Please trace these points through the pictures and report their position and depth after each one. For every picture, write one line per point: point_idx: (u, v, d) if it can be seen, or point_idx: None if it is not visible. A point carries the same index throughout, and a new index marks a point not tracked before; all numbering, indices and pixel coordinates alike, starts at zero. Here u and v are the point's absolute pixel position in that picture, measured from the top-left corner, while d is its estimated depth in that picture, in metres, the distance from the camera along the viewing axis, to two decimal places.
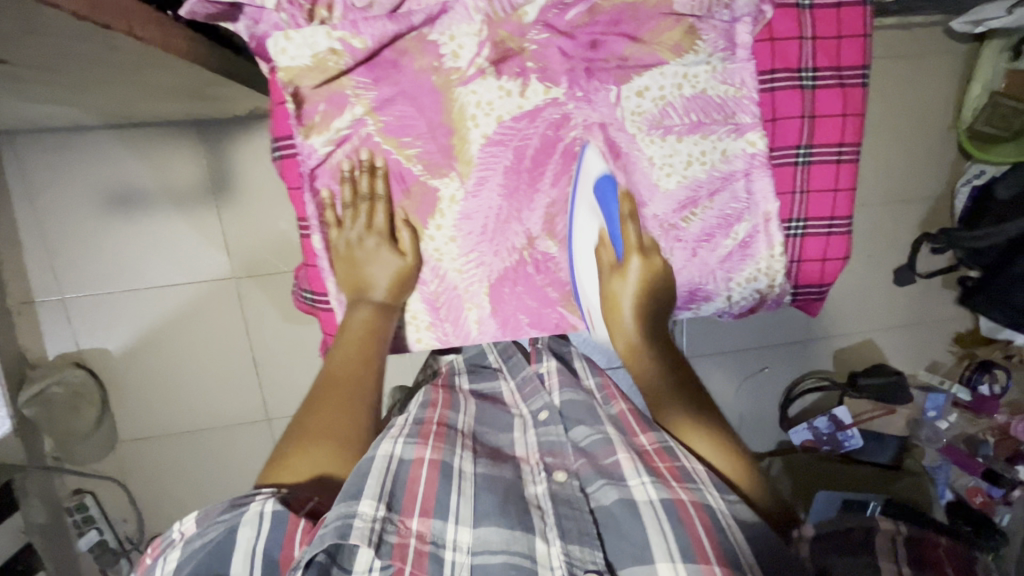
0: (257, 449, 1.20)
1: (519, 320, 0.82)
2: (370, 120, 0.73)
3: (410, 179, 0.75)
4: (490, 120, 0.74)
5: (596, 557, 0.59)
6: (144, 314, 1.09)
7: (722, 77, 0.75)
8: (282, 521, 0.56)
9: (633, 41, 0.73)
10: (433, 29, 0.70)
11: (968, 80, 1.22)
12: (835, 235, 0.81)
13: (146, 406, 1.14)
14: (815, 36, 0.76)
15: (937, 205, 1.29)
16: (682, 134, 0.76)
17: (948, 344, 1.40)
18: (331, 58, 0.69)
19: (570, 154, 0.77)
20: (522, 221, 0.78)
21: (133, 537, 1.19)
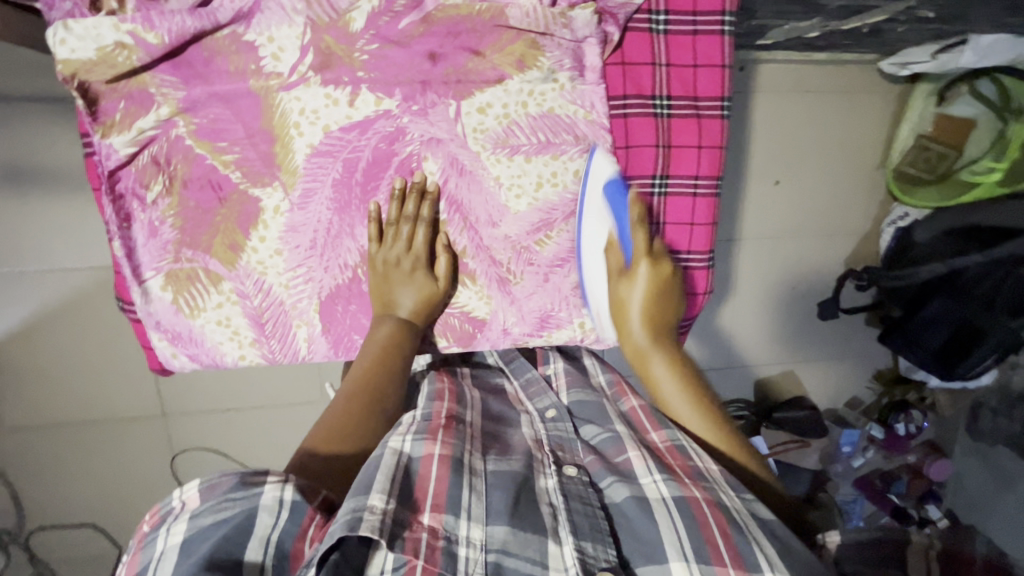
0: (151, 445, 1.15)
1: (353, 340, 0.78)
2: (180, 122, 0.69)
3: (228, 187, 0.71)
4: (316, 129, 0.71)
5: (608, 554, 0.55)
6: (28, 299, 1.04)
7: (571, 96, 0.74)
8: (301, 514, 0.50)
9: (475, 55, 0.72)
10: (249, 28, 0.68)
11: (898, 122, 1.23)
12: (693, 270, 0.81)
13: (28, 395, 1.09)
14: (668, 63, 0.76)
15: (863, 242, 1.30)
16: (531, 154, 0.75)
17: (868, 381, 1.40)
18: (120, 52, 0.65)
19: (406, 168, 0.74)
20: (354, 236, 0.75)
21: (11, 530, 1.14)
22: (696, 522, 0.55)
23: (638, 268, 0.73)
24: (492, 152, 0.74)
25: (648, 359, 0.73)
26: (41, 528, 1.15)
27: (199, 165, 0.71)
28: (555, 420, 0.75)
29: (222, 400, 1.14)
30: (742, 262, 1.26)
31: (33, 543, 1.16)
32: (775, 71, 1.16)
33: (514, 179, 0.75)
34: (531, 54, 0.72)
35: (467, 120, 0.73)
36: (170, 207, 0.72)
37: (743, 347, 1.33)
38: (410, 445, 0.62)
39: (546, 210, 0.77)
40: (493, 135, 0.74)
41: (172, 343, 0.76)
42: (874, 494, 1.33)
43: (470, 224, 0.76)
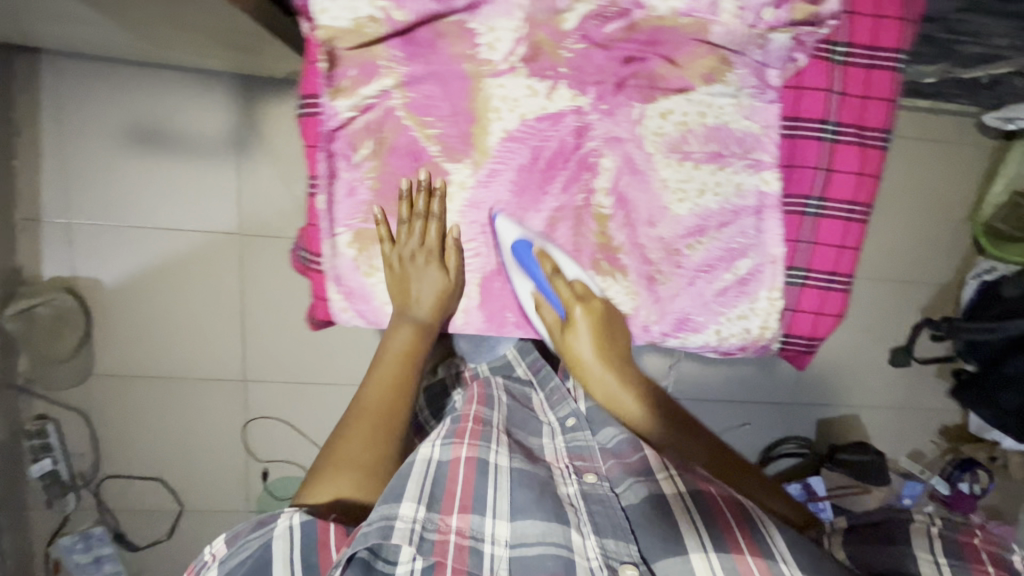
0: (226, 407, 1.19)
1: (506, 318, 0.76)
2: (396, 94, 0.68)
3: (424, 159, 0.71)
4: (513, 116, 0.69)
5: (630, 550, 0.54)
6: (142, 253, 1.10)
7: (746, 113, 0.70)
8: (312, 534, 0.53)
9: (668, 62, 0.68)
10: (473, 17, 0.66)
11: (991, 176, 1.23)
12: (835, 291, 0.74)
13: (125, 343, 1.13)
14: (843, 91, 0.69)
15: (944, 292, 1.28)
16: (700, 161, 0.71)
17: (933, 436, 1.37)
18: (369, 25, 0.65)
19: (585, 164, 0.71)
20: (525, 219, 0.72)
21: (85, 473, 1.19)
22: (714, 513, 0.56)
23: (573, 315, 0.70)
24: (664, 156, 0.71)
25: (587, 370, 0.71)
26: (112, 475, 1.19)
27: (403, 135, 0.70)
28: (575, 428, 0.71)
29: (302, 372, 1.18)
30: None
31: (103, 489, 1.20)
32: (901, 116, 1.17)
33: (680, 183, 0.71)
34: (721, 70, 0.68)
35: (648, 123, 0.70)
36: (372, 169, 0.71)
37: (808, 384, 1.32)
38: (439, 451, 0.62)
39: (703, 217, 0.72)
40: (669, 140, 0.70)
41: (347, 298, 0.74)
42: None
43: (630, 222, 0.73)
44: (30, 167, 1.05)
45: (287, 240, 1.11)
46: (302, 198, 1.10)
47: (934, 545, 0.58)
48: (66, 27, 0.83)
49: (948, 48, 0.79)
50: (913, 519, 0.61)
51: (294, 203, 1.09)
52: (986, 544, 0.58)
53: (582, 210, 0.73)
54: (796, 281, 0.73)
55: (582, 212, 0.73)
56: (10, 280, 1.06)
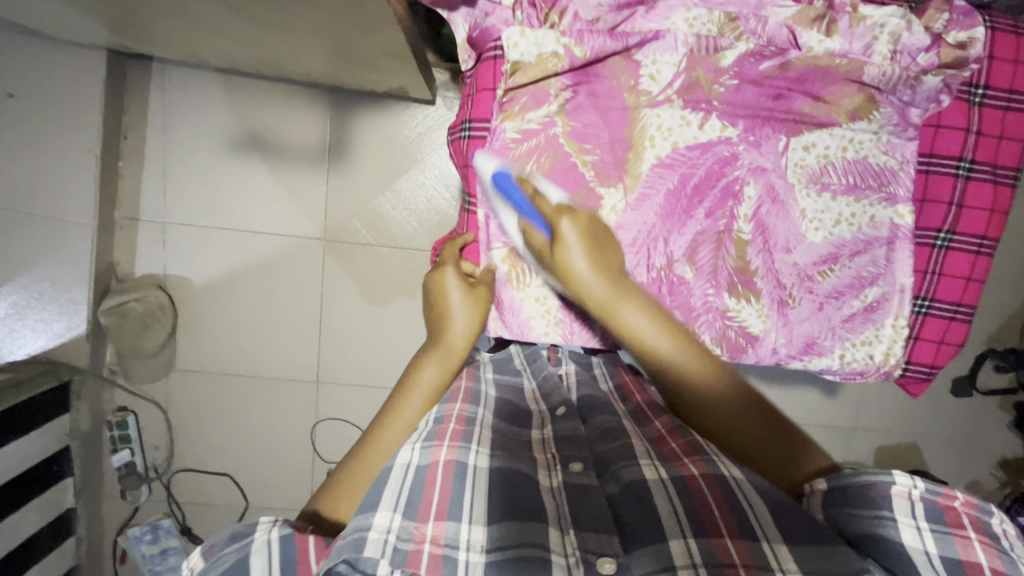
0: (298, 408, 1.22)
1: None
2: (559, 122, 0.58)
3: (579, 183, 0.58)
4: (667, 144, 0.58)
5: (613, 546, 0.47)
6: (230, 255, 1.15)
7: (885, 148, 0.60)
8: (293, 546, 0.46)
9: (816, 100, 0.59)
10: (641, 51, 0.57)
11: None
12: (959, 321, 0.67)
13: (208, 339, 1.18)
14: (982, 129, 0.63)
15: (1009, 324, 1.29)
16: (838, 193, 0.60)
17: (993, 469, 1.36)
18: (551, 61, 0.56)
19: (730, 194, 0.59)
20: (667, 243, 0.59)
21: (159, 466, 1.22)
22: (696, 510, 0.47)
23: (560, 232, 0.54)
24: (804, 188, 0.59)
25: (615, 313, 0.56)
26: (183, 469, 1.22)
27: (562, 160, 0.59)
28: (566, 417, 0.63)
29: (373, 377, 1.21)
30: None
31: (174, 482, 1.23)
32: None
33: (818, 213, 0.60)
34: (867, 109, 0.59)
35: (791, 154, 0.59)
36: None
37: (870, 409, 1.33)
38: (419, 454, 0.51)
39: (838, 245, 0.60)
40: (809, 171, 0.59)
41: (495, 307, 0.72)
42: None
43: (769, 249, 0.60)
44: (134, 169, 1.11)
45: (367, 247, 1.15)
46: (387, 209, 1.13)
47: (914, 509, 0.44)
48: (189, 40, 0.87)
49: None
50: (895, 481, 0.45)
51: (380, 214, 1.13)
52: (966, 506, 0.44)
53: (722, 235, 0.59)
54: (920, 310, 0.66)
55: (724, 237, 0.59)
56: (107, 276, 1.11)
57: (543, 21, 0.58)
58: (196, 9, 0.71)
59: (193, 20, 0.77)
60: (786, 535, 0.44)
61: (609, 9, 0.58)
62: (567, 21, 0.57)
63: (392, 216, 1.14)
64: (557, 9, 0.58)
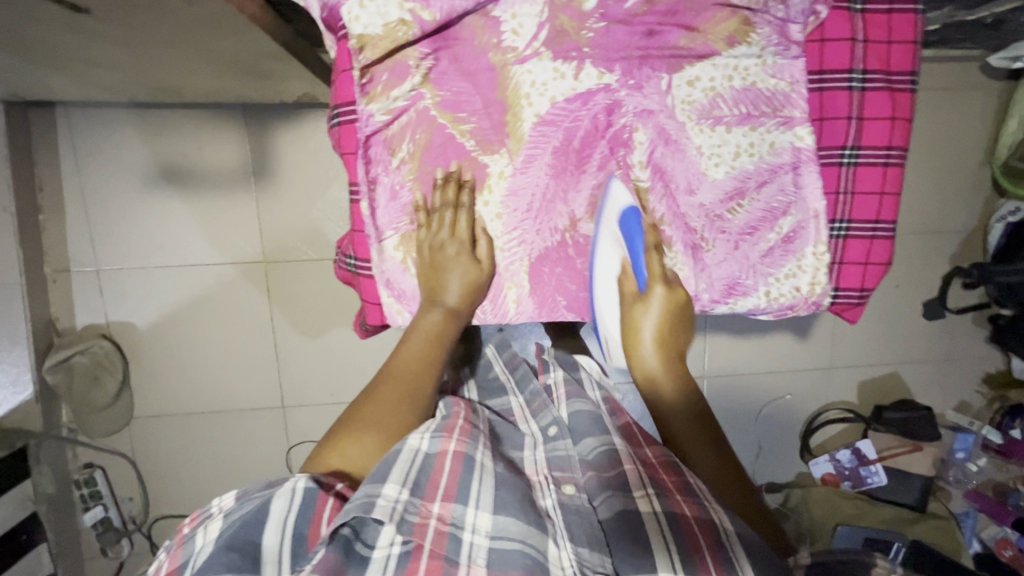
0: (270, 436, 1.19)
1: (557, 302, 0.67)
2: (427, 93, 0.61)
3: (459, 154, 0.63)
4: (544, 100, 0.61)
5: (603, 561, 0.55)
6: (173, 292, 1.12)
7: (772, 71, 0.63)
8: (313, 500, 0.52)
9: (689, 31, 0.61)
10: (497, 5, 0.59)
11: (1002, 117, 1.22)
12: (881, 239, 0.68)
13: (164, 381, 1.15)
14: (866, 38, 0.64)
15: (970, 238, 1.28)
16: (731, 124, 0.63)
17: (976, 385, 1.36)
18: (400, 28, 0.59)
19: (619, 141, 0.64)
20: (567, 202, 0.65)
21: (136, 517, 1.18)
22: (686, 541, 0.54)
23: (653, 292, 0.64)
24: (696, 124, 0.63)
25: (658, 385, 0.66)
26: (162, 517, 1.19)
27: (439, 134, 0.63)
28: (556, 438, 0.73)
29: (340, 393, 1.19)
30: None
31: (155, 532, 1.20)
32: None
33: (714, 148, 0.64)
34: (743, 32, 0.62)
35: (676, 93, 0.62)
36: (410, 172, 0.64)
37: (846, 346, 1.31)
38: (428, 443, 0.60)
39: (742, 178, 0.64)
40: (698, 106, 0.63)
41: (398, 300, 0.68)
42: (991, 507, 1.26)
43: (670, 193, 0.65)
44: (57, 221, 1.07)
45: (310, 262, 1.12)
46: (323, 220, 1.11)
47: None
48: (80, 76, 0.84)
49: None
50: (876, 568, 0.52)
51: (316, 226, 1.11)
52: None
53: (622, 185, 0.65)
54: (843, 232, 0.68)
55: (623, 188, 0.65)
56: (47, 332, 1.08)
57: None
58: (68, 41, 0.68)
59: (75, 55, 0.74)
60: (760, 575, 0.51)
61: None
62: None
63: (329, 228, 1.11)
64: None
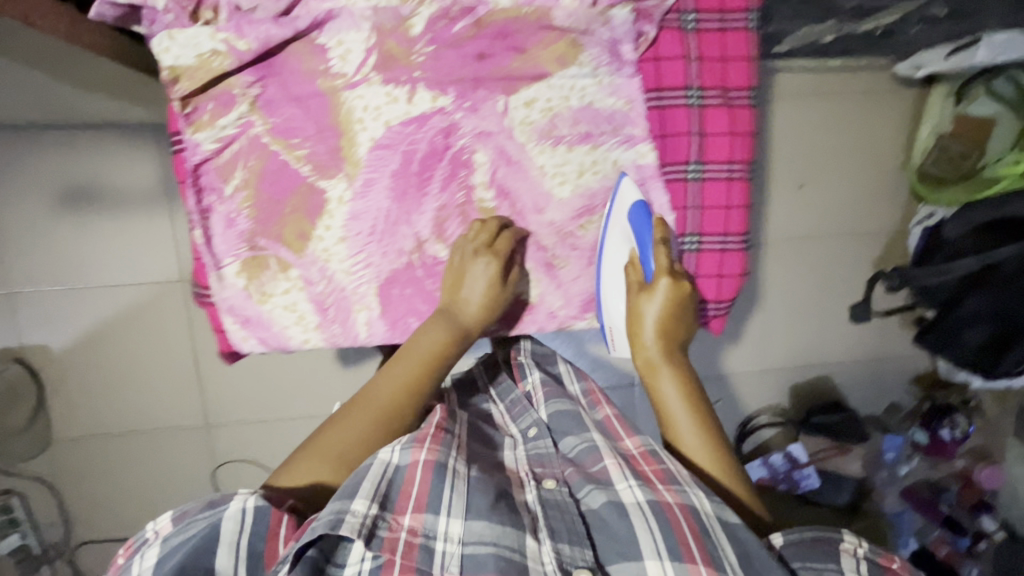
0: (194, 457, 1.18)
1: (408, 325, 0.76)
2: (257, 120, 0.71)
3: (297, 180, 0.72)
4: (379, 124, 0.71)
5: (585, 554, 0.58)
6: (89, 313, 1.10)
7: (609, 91, 0.74)
8: (265, 517, 0.55)
9: (519, 54, 0.72)
10: (321, 34, 0.69)
11: (917, 123, 1.24)
12: (730, 251, 0.79)
13: (83, 404, 1.13)
14: (701, 57, 0.74)
15: (892, 242, 1.30)
16: (574, 143, 0.75)
17: (907, 385, 1.37)
18: (214, 58, 0.68)
19: (458, 162, 0.74)
20: (412, 223, 0.75)
21: (57, 544, 1.17)
22: (672, 535, 0.56)
23: (659, 284, 0.71)
24: (537, 143, 0.74)
25: (659, 374, 0.70)
26: (85, 542, 1.17)
27: (272, 161, 0.72)
28: (536, 438, 0.75)
29: (264, 411, 1.18)
30: (769, 265, 1.27)
31: (78, 556, 1.18)
32: (815, 77, 1.19)
33: (558, 167, 0.75)
34: (572, 53, 0.72)
35: (514, 114, 0.73)
36: (245, 200, 0.72)
37: (777, 350, 1.32)
38: (398, 456, 0.61)
39: (589, 196, 0.77)
40: (539, 127, 0.74)
41: (243, 327, 0.75)
42: (922, 503, 1.30)
43: (519, 211, 0.77)
44: None
45: None
46: None
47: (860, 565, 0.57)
48: None
49: None
50: (845, 539, 0.60)
51: None
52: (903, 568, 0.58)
53: (465, 207, 0.76)
54: (696, 244, 0.79)
55: (466, 208, 0.76)
56: None
57: (197, 18, 0.67)
58: None
59: None
60: (743, 564, 0.55)
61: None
62: (223, 16, 0.68)
63: None
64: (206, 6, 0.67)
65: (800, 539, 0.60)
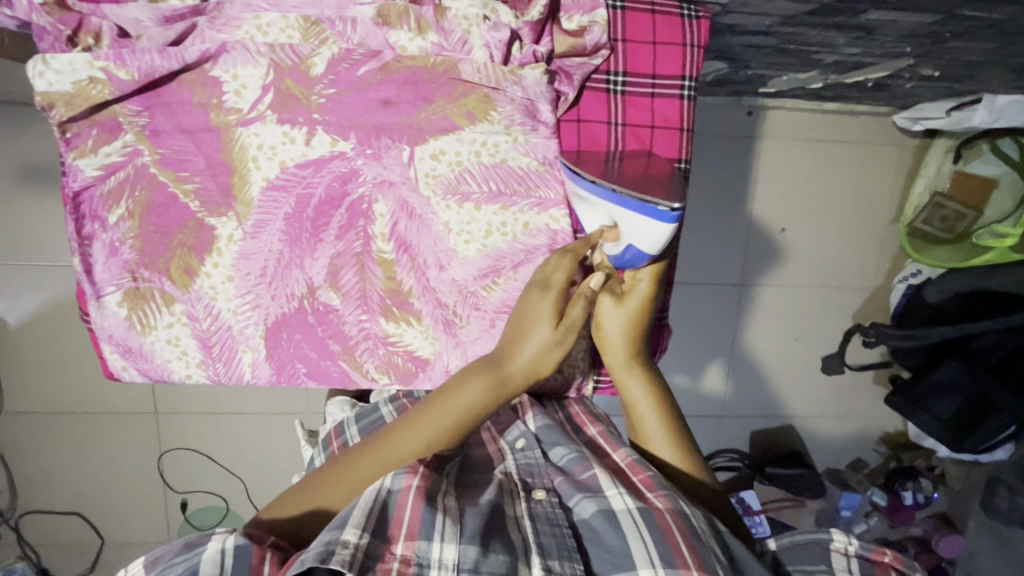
0: (142, 441, 1.19)
1: (296, 370, 0.66)
2: (144, 150, 0.60)
3: (186, 215, 0.62)
4: (273, 164, 0.60)
5: (576, 570, 0.52)
6: (46, 292, 1.10)
7: (523, 149, 0.62)
8: (247, 560, 0.49)
9: (425, 104, 0.59)
10: (215, 67, 0.58)
11: (914, 177, 1.19)
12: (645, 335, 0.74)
13: (36, 379, 1.14)
14: (624, 123, 0.63)
15: (873, 296, 1.25)
16: (482, 201, 0.62)
17: (873, 443, 1.34)
18: (93, 87, 0.56)
19: (358, 211, 0.62)
20: (304, 269, 0.63)
21: (4, 509, 1.18)
22: (665, 540, 0.53)
23: (638, 285, 0.61)
24: (442, 199, 0.62)
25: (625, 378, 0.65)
26: (31, 511, 1.19)
27: (160, 192, 0.61)
28: (525, 449, 0.67)
29: (214, 404, 1.18)
30: (741, 308, 1.22)
31: (22, 525, 1.20)
32: (808, 119, 1.14)
33: (464, 225, 0.62)
34: (484, 109, 0.60)
35: (419, 165, 0.61)
36: (131, 229, 0.62)
37: (742, 394, 1.28)
38: (391, 479, 0.55)
39: (495, 258, 0.63)
40: (444, 181, 0.61)
41: (124, 356, 0.65)
42: None
43: (418, 266, 0.63)
44: None
45: None
46: None
47: (851, 563, 0.57)
48: None
49: (808, 57, 0.73)
50: (834, 538, 0.58)
51: None
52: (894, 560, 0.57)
53: (362, 256, 0.63)
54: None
55: (364, 258, 0.63)
56: None
57: (74, 44, 0.56)
58: None
59: None
60: None
61: (152, 24, 0.56)
62: (105, 42, 0.56)
63: None
64: (88, 30, 0.56)
65: (794, 540, 0.59)
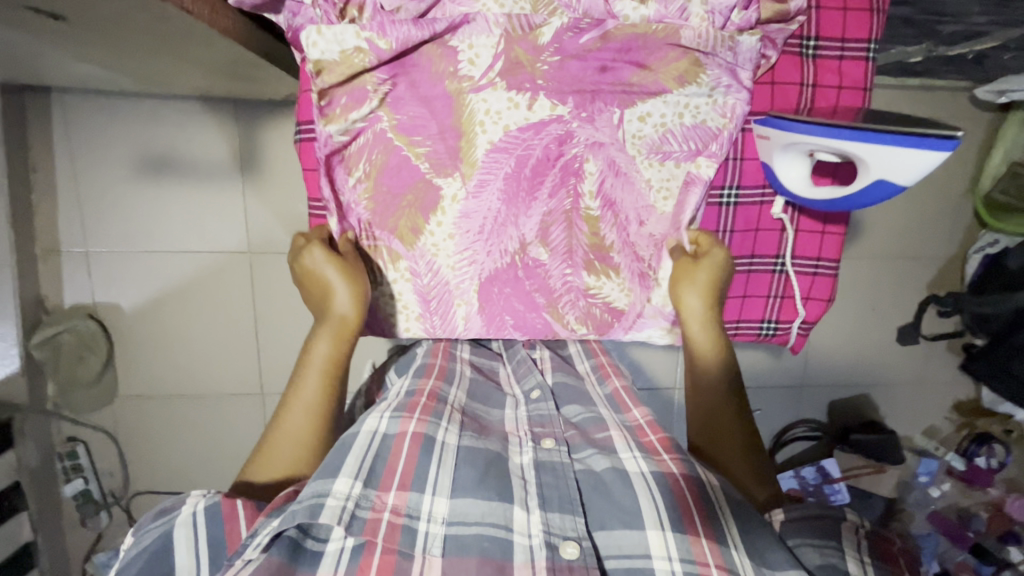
0: (248, 422, 1.23)
1: (504, 321, 0.84)
2: (384, 116, 0.75)
3: (416, 176, 0.77)
4: (498, 128, 0.76)
5: (575, 525, 0.58)
6: (155, 279, 1.14)
7: (721, 110, 0.79)
8: (216, 512, 0.60)
9: (641, 68, 0.75)
10: (455, 36, 0.72)
11: (988, 149, 1.23)
12: (821, 276, 0.93)
13: (147, 362, 1.18)
14: (815, 83, 0.81)
15: (948, 267, 1.29)
16: (681, 159, 0.81)
17: (946, 412, 1.38)
18: (356, 56, 0.70)
19: (569, 169, 0.79)
20: (518, 226, 0.80)
21: (116, 491, 1.23)
22: (676, 502, 0.59)
23: (712, 254, 0.82)
24: (646, 157, 0.80)
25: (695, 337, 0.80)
26: (141, 492, 1.24)
27: (394, 154, 0.76)
28: (539, 400, 0.77)
29: None
30: None
31: (133, 506, 1.24)
32: (888, 96, 1.16)
33: (664, 182, 0.81)
34: (694, 72, 0.76)
35: (627, 127, 0.78)
36: (365, 190, 0.78)
37: (820, 365, 1.32)
38: (386, 424, 0.64)
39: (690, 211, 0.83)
40: (649, 141, 0.79)
41: None
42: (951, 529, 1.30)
43: (619, 222, 0.82)
44: (45, 199, 1.08)
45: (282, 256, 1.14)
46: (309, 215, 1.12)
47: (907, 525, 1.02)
48: (65, 65, 0.86)
49: (929, 27, 0.82)
50: None
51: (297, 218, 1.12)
52: None
53: (571, 214, 0.81)
54: (787, 269, 0.93)
55: (572, 215, 0.81)
56: (36, 310, 1.10)
57: (342, 15, 0.70)
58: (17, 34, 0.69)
59: (60, 46, 0.75)
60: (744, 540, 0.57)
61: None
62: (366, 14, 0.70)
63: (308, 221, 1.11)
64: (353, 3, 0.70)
65: None
